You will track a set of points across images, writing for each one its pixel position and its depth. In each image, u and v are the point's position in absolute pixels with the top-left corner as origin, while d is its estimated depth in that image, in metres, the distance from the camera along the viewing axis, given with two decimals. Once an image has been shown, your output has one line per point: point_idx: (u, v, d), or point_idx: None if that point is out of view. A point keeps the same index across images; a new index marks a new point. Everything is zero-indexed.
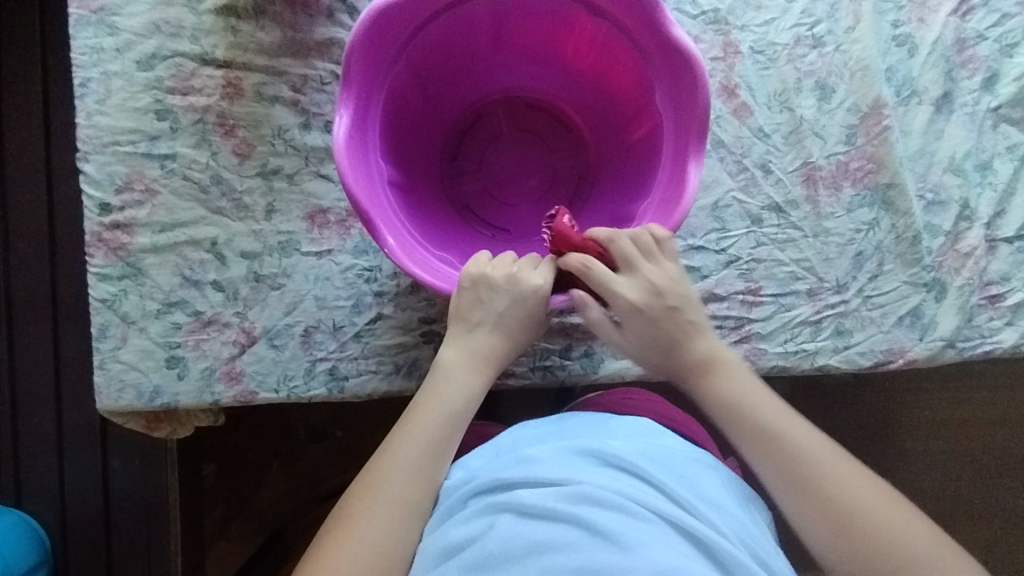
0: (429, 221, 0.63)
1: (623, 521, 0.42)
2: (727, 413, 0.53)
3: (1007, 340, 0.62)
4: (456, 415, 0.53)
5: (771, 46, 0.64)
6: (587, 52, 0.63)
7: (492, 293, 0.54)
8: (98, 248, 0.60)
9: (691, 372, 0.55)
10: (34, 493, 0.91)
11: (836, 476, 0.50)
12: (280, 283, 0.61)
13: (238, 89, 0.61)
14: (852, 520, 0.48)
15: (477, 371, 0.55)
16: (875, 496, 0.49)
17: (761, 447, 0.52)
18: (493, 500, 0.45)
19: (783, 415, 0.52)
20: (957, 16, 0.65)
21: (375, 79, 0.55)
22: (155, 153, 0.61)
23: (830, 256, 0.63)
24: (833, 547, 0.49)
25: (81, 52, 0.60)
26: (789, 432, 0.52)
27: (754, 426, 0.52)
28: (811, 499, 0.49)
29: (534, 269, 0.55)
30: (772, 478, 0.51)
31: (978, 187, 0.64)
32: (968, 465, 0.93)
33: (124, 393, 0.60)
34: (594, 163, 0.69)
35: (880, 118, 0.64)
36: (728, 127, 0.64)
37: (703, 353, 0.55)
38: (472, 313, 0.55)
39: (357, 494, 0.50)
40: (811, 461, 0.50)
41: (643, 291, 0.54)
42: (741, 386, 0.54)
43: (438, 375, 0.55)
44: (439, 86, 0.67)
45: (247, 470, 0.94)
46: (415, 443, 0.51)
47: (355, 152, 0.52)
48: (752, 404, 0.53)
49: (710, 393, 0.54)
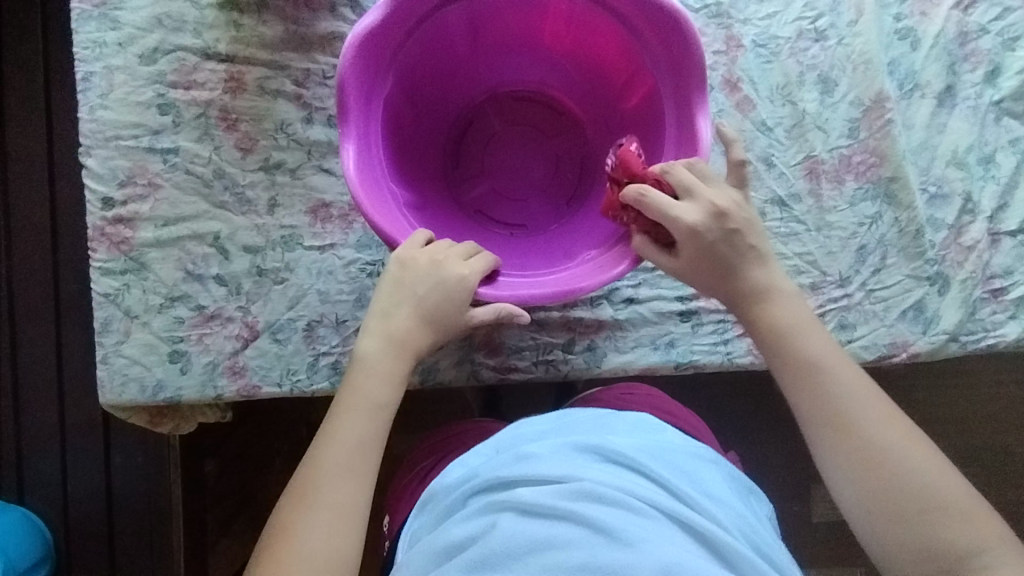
0: (434, 219, 0.63)
1: (625, 517, 0.42)
2: (772, 340, 0.52)
3: (1011, 334, 0.62)
4: (380, 406, 0.52)
5: (773, 40, 0.64)
6: (573, 38, 0.63)
7: (414, 279, 0.53)
8: (100, 242, 0.60)
9: (740, 302, 0.53)
10: (37, 489, 0.91)
11: (875, 418, 0.50)
12: (283, 277, 0.61)
13: (240, 83, 0.61)
14: (882, 464, 0.49)
15: (400, 358, 0.53)
16: (913, 447, 0.49)
17: (806, 378, 0.51)
18: (494, 499, 0.45)
19: (833, 351, 0.52)
20: (959, 10, 0.65)
21: (373, 77, 0.54)
22: (158, 147, 0.61)
23: (833, 250, 0.63)
24: (862, 489, 0.49)
25: (84, 47, 0.60)
26: (839, 368, 0.51)
27: (804, 360, 0.51)
28: (847, 441, 0.50)
29: (460, 257, 0.54)
30: (809, 409, 0.51)
31: (981, 180, 0.64)
32: (971, 461, 0.93)
33: (127, 387, 0.60)
34: (594, 143, 0.70)
35: (883, 111, 0.63)
36: (731, 120, 0.64)
37: (758, 282, 0.53)
38: (393, 297, 0.53)
39: (291, 507, 0.49)
40: (855, 400, 0.50)
41: (705, 212, 0.51)
42: (797, 317, 0.52)
43: (359, 365, 0.53)
44: (432, 87, 0.67)
45: (249, 466, 0.93)
46: (344, 443, 0.50)
47: (360, 154, 0.52)
48: (803, 338, 0.52)
49: (759, 318, 0.53)
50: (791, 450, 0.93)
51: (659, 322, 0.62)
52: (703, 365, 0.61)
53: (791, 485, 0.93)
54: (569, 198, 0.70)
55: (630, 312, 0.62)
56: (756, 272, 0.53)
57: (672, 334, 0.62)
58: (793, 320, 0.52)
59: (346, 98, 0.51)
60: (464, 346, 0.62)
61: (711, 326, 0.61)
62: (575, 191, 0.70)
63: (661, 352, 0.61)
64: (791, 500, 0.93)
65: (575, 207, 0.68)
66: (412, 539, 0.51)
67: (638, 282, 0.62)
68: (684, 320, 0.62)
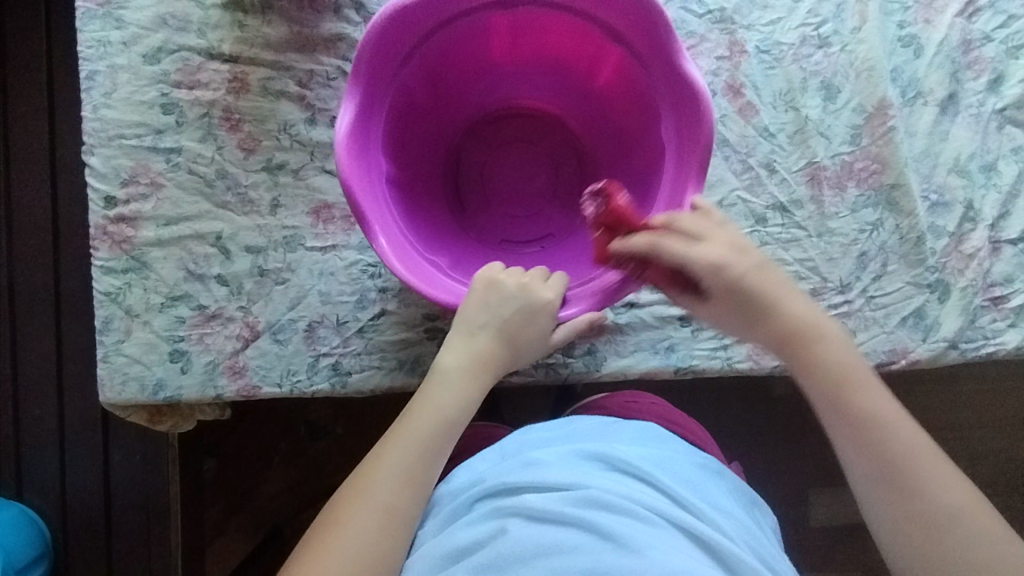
0: (439, 238, 0.62)
1: (630, 524, 0.42)
2: (825, 382, 0.50)
3: (1010, 342, 0.62)
4: (451, 422, 0.52)
5: (777, 46, 0.64)
6: (573, 52, 0.63)
7: (501, 299, 0.54)
8: (102, 241, 0.60)
9: (784, 345, 0.51)
10: (36, 486, 0.91)
11: (911, 449, 0.49)
12: (284, 277, 0.61)
13: (244, 84, 0.61)
14: (920, 499, 0.48)
15: (474, 376, 0.54)
16: (960, 492, 0.48)
17: (850, 411, 0.50)
18: (501, 504, 0.45)
19: (876, 388, 0.50)
20: (963, 17, 0.65)
21: (371, 100, 0.54)
22: (161, 147, 0.61)
23: (834, 256, 0.63)
24: (892, 516, 0.48)
25: (88, 45, 0.60)
26: (881, 407, 0.49)
27: (849, 412, 0.49)
28: (900, 495, 0.48)
29: (542, 282, 0.55)
30: (855, 449, 0.50)
31: (982, 188, 0.64)
32: (971, 467, 0.93)
33: (127, 386, 0.60)
34: (593, 153, 0.70)
35: (885, 118, 0.64)
36: (733, 126, 0.64)
37: (801, 321, 0.51)
38: (477, 315, 0.54)
39: (343, 501, 0.49)
40: (902, 436, 0.49)
41: (726, 253, 0.50)
42: (843, 362, 0.50)
43: (437, 378, 0.53)
44: (424, 110, 0.66)
45: (249, 465, 0.93)
46: (408, 449, 0.50)
47: (362, 184, 0.51)
48: (848, 383, 0.50)
49: (807, 363, 0.51)
50: (791, 455, 0.93)
51: (659, 326, 0.62)
52: (703, 369, 0.61)
53: (791, 490, 0.93)
54: (574, 203, 0.70)
55: (631, 316, 0.62)
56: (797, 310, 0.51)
57: (672, 338, 0.62)
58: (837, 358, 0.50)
59: (343, 129, 0.50)
60: None
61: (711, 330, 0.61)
62: (578, 201, 0.70)
63: (661, 356, 0.62)
64: (789, 504, 0.93)
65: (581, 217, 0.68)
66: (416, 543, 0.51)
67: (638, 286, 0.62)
68: (684, 325, 0.62)
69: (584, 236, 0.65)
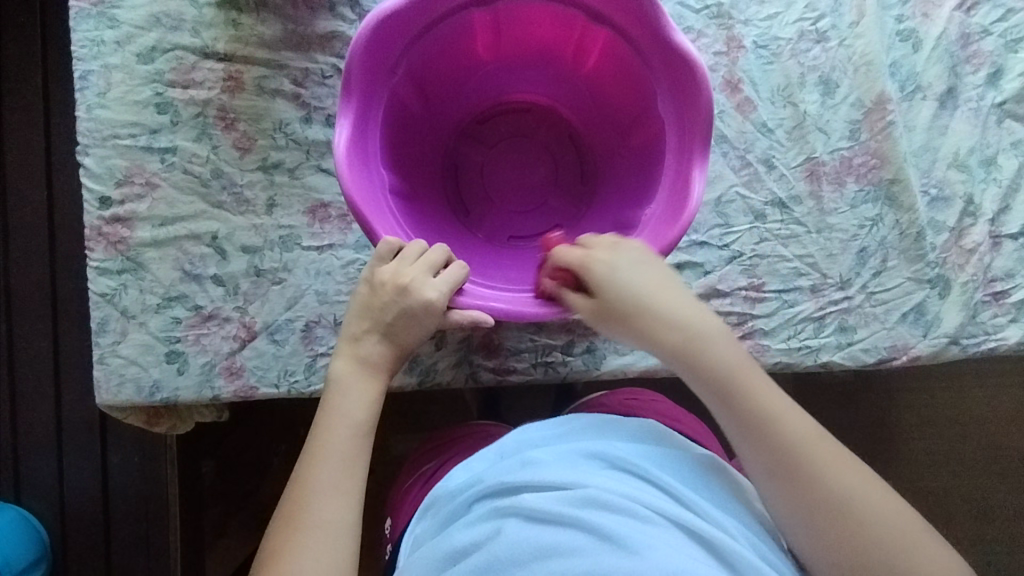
0: (443, 237, 0.62)
1: (629, 523, 0.42)
2: (712, 379, 0.49)
3: (1011, 337, 0.62)
4: (361, 426, 0.51)
5: (775, 41, 0.64)
6: (561, 42, 0.63)
7: (390, 300, 0.52)
8: (97, 242, 0.60)
9: (675, 338, 0.50)
10: (34, 489, 0.91)
11: (798, 431, 0.48)
12: (281, 277, 0.60)
13: (239, 83, 0.61)
14: (818, 486, 0.47)
15: (373, 381, 0.53)
16: (846, 470, 0.48)
17: (728, 399, 0.49)
18: (499, 505, 0.45)
19: (754, 375, 0.50)
20: (961, 11, 0.64)
21: (368, 105, 0.53)
22: (156, 147, 0.60)
23: (834, 252, 0.63)
24: (800, 509, 0.47)
25: (81, 45, 0.60)
26: (764, 395, 0.49)
27: (747, 409, 0.49)
28: (806, 488, 0.47)
29: (428, 277, 0.51)
30: (747, 437, 0.49)
31: (982, 183, 0.64)
32: (973, 463, 0.93)
33: (124, 388, 0.60)
34: (588, 139, 0.70)
35: (884, 113, 0.63)
36: (731, 122, 0.63)
37: (682, 321, 0.50)
38: (362, 321, 0.53)
39: (280, 530, 0.49)
40: (781, 414, 0.49)
41: (635, 259, 0.51)
42: (731, 355, 0.50)
43: (335, 388, 0.52)
44: (416, 116, 0.65)
45: (247, 467, 0.93)
46: (329, 462, 0.50)
47: (366, 197, 0.51)
48: (741, 379, 0.49)
49: (699, 366, 0.50)
50: None
51: None
52: None
53: None
54: (578, 192, 0.70)
55: None
56: (676, 310, 0.50)
57: None
58: (712, 347, 0.50)
59: (341, 142, 0.49)
60: (462, 347, 0.61)
61: None
62: (579, 189, 0.70)
63: None
64: None
65: (585, 207, 0.68)
66: (414, 543, 0.50)
67: None
68: None
69: (589, 229, 0.64)
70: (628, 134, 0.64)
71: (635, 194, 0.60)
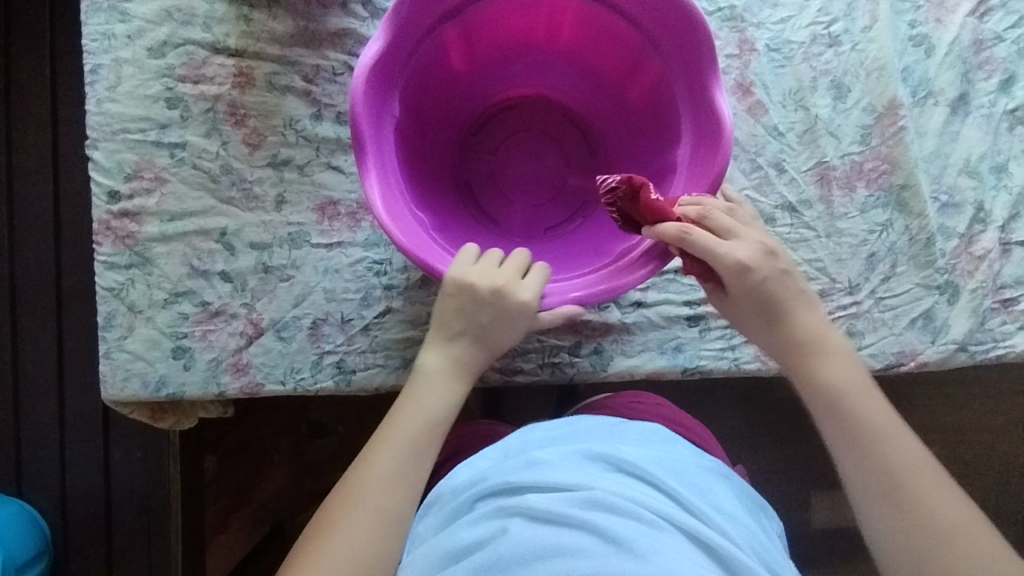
0: (463, 236, 0.63)
1: (635, 527, 0.41)
2: (829, 389, 0.51)
3: (1020, 344, 0.62)
4: (437, 420, 0.53)
5: (787, 45, 0.64)
6: (567, 30, 0.63)
7: (478, 302, 0.53)
8: (106, 236, 0.60)
9: (796, 353, 0.53)
10: (36, 483, 0.91)
11: (902, 451, 0.50)
12: (289, 274, 0.60)
13: (249, 79, 0.61)
14: (913, 510, 0.48)
15: (455, 379, 0.54)
16: (947, 499, 0.48)
17: (830, 413, 0.51)
18: (503, 504, 0.44)
19: (870, 394, 0.51)
20: (974, 17, 0.64)
21: (379, 129, 0.53)
22: (165, 141, 0.60)
23: (843, 257, 0.63)
24: (891, 528, 0.48)
25: (92, 39, 0.60)
26: (874, 411, 0.51)
27: (856, 419, 0.51)
28: (901, 509, 0.48)
29: (518, 279, 0.54)
30: (847, 446, 0.51)
31: (993, 190, 0.64)
32: (975, 470, 0.93)
33: (130, 383, 0.60)
34: (597, 125, 0.70)
35: (896, 118, 0.63)
36: (743, 125, 0.63)
37: (810, 332, 0.53)
38: (454, 320, 0.54)
39: (338, 503, 0.50)
40: (887, 432, 0.50)
41: (756, 251, 0.51)
42: (850, 373, 0.52)
43: (420, 379, 0.54)
44: (426, 116, 0.65)
45: (250, 463, 0.93)
46: (400, 449, 0.51)
47: (404, 229, 0.50)
48: (859, 396, 0.51)
49: (811, 375, 0.52)
50: (794, 458, 0.92)
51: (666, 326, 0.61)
52: (710, 370, 0.61)
53: (793, 494, 0.92)
54: (593, 180, 0.70)
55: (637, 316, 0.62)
56: (808, 322, 0.53)
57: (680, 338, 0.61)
58: (823, 357, 0.52)
59: (372, 187, 0.49)
60: None
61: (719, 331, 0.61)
62: (594, 177, 0.70)
63: (668, 356, 0.61)
64: (793, 507, 0.92)
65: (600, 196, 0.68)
66: (412, 539, 0.50)
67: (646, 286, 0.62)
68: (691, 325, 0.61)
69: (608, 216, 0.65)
70: (640, 118, 0.64)
71: (652, 180, 0.60)
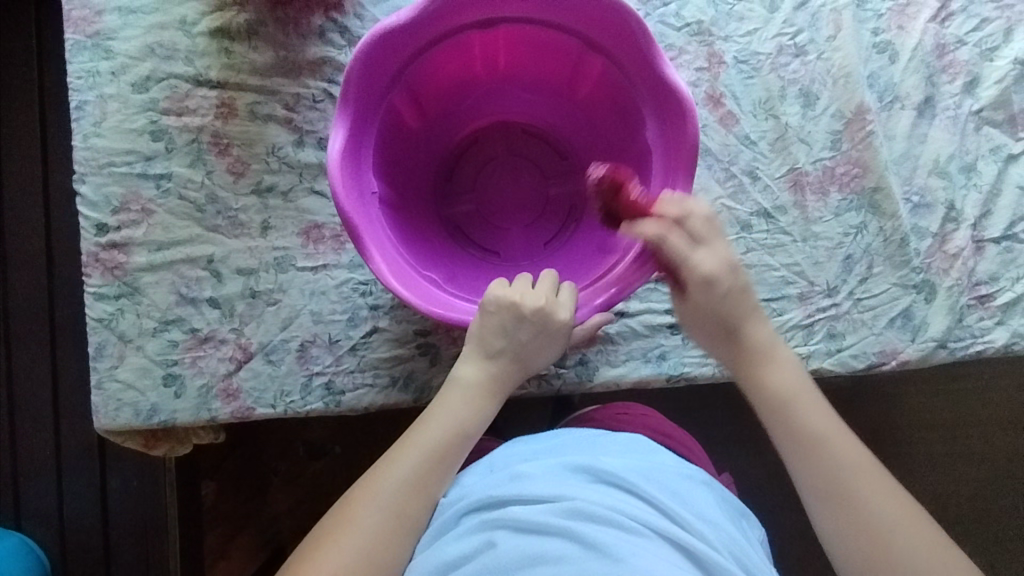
0: (452, 266, 0.64)
1: (615, 533, 0.42)
2: (773, 395, 0.53)
3: (998, 339, 0.63)
4: (466, 434, 0.53)
5: (755, 56, 0.65)
6: (519, 57, 0.64)
7: (520, 321, 0.53)
8: (95, 268, 0.61)
9: (744, 360, 0.54)
10: (34, 515, 0.91)
11: (849, 459, 0.51)
12: (276, 298, 0.61)
13: (232, 109, 0.62)
14: (859, 517, 0.49)
15: (488, 392, 0.55)
16: (894, 508, 0.50)
17: (775, 418, 0.53)
18: (486, 518, 0.45)
19: (812, 401, 0.53)
20: (936, 22, 0.66)
21: (358, 182, 0.53)
22: (151, 173, 0.61)
23: (820, 260, 0.64)
24: (841, 538, 0.50)
25: (77, 76, 0.61)
26: (817, 420, 0.52)
27: (799, 429, 0.52)
28: (845, 508, 0.50)
29: (558, 300, 0.54)
30: (799, 456, 0.52)
31: (963, 189, 0.65)
32: (968, 465, 0.93)
33: (122, 412, 0.60)
34: (560, 134, 0.72)
35: (864, 123, 0.65)
36: (715, 135, 0.65)
37: (759, 339, 0.54)
38: (494, 339, 0.54)
39: (359, 492, 0.51)
40: (834, 440, 0.52)
41: (713, 271, 0.52)
42: (792, 382, 0.54)
43: (454, 387, 0.55)
44: (399, 158, 0.66)
45: (248, 487, 0.93)
46: (425, 450, 0.52)
47: (416, 292, 0.52)
48: (797, 407, 0.53)
49: (756, 383, 0.54)
50: None
51: (650, 335, 0.62)
52: (695, 376, 0.62)
53: (787, 497, 0.93)
54: (573, 187, 0.72)
55: (621, 326, 0.62)
56: (758, 332, 0.54)
57: (663, 346, 0.62)
58: (771, 366, 0.54)
59: (376, 258, 0.50)
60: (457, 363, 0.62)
61: None
62: (571, 184, 0.72)
63: (653, 364, 0.62)
64: (787, 510, 0.93)
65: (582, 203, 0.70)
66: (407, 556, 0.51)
67: (628, 296, 0.63)
68: (674, 333, 0.62)
69: (595, 222, 0.66)
70: (609, 128, 0.65)
71: None
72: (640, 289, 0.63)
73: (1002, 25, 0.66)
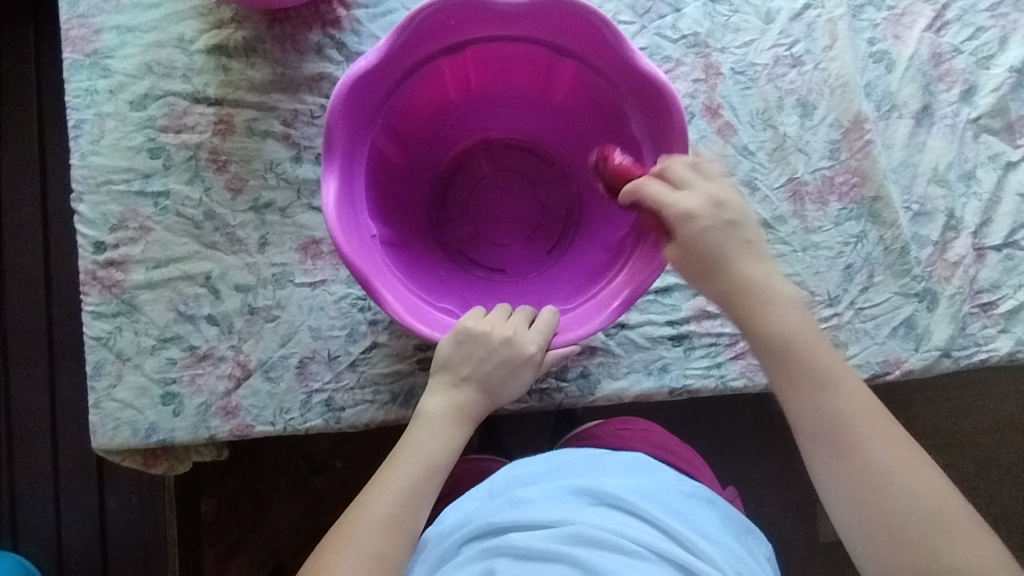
0: (450, 286, 0.64)
1: (615, 557, 0.43)
2: (773, 338, 0.50)
3: (1002, 347, 0.63)
4: (436, 469, 0.53)
5: (751, 67, 0.65)
6: (502, 77, 0.64)
7: (486, 350, 0.54)
8: (92, 286, 0.61)
9: (739, 295, 0.50)
10: (32, 535, 0.90)
11: (847, 399, 0.49)
12: (274, 314, 0.61)
13: (230, 126, 0.62)
14: (857, 461, 0.48)
15: (454, 425, 0.54)
16: (892, 447, 0.48)
17: (773, 355, 0.50)
18: (487, 545, 0.46)
19: (809, 330, 0.50)
20: (931, 31, 0.66)
21: (353, 208, 0.53)
22: (149, 191, 0.61)
23: (820, 270, 0.64)
24: (839, 486, 0.48)
25: (75, 95, 0.61)
26: (819, 358, 0.49)
27: (799, 365, 0.49)
28: (846, 461, 0.48)
29: (527, 329, 0.54)
30: (790, 391, 0.50)
31: (963, 197, 0.65)
32: (973, 473, 0.93)
33: (120, 431, 0.60)
34: (548, 147, 0.72)
35: (862, 132, 0.65)
36: (713, 146, 0.65)
37: (757, 277, 0.50)
38: (461, 369, 0.54)
39: (330, 547, 0.49)
40: (838, 377, 0.49)
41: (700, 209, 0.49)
42: (789, 318, 0.50)
43: (420, 424, 0.54)
44: (392, 182, 0.66)
45: (248, 504, 0.93)
46: (393, 492, 0.51)
47: (421, 322, 0.53)
48: (801, 344, 0.49)
49: (750, 320, 0.50)
50: (792, 472, 0.92)
51: (651, 347, 0.62)
52: (697, 389, 0.61)
53: (792, 507, 0.92)
54: (570, 198, 0.72)
55: (621, 338, 0.62)
56: (756, 269, 0.50)
57: (665, 358, 0.62)
58: (762, 304, 0.50)
59: (390, 301, 0.50)
60: None
61: (703, 350, 0.62)
62: (566, 195, 0.72)
63: (655, 377, 0.61)
64: (791, 522, 0.92)
65: (580, 214, 0.70)
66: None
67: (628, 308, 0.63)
68: (675, 345, 0.62)
69: (592, 234, 0.66)
70: (599, 140, 0.65)
71: None
72: (639, 300, 0.63)
73: (998, 33, 0.67)
